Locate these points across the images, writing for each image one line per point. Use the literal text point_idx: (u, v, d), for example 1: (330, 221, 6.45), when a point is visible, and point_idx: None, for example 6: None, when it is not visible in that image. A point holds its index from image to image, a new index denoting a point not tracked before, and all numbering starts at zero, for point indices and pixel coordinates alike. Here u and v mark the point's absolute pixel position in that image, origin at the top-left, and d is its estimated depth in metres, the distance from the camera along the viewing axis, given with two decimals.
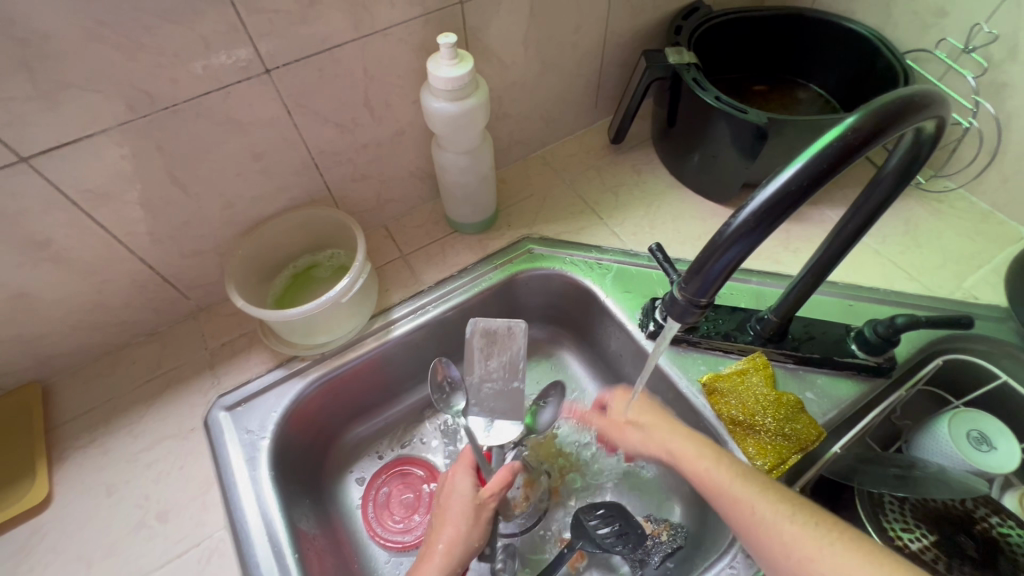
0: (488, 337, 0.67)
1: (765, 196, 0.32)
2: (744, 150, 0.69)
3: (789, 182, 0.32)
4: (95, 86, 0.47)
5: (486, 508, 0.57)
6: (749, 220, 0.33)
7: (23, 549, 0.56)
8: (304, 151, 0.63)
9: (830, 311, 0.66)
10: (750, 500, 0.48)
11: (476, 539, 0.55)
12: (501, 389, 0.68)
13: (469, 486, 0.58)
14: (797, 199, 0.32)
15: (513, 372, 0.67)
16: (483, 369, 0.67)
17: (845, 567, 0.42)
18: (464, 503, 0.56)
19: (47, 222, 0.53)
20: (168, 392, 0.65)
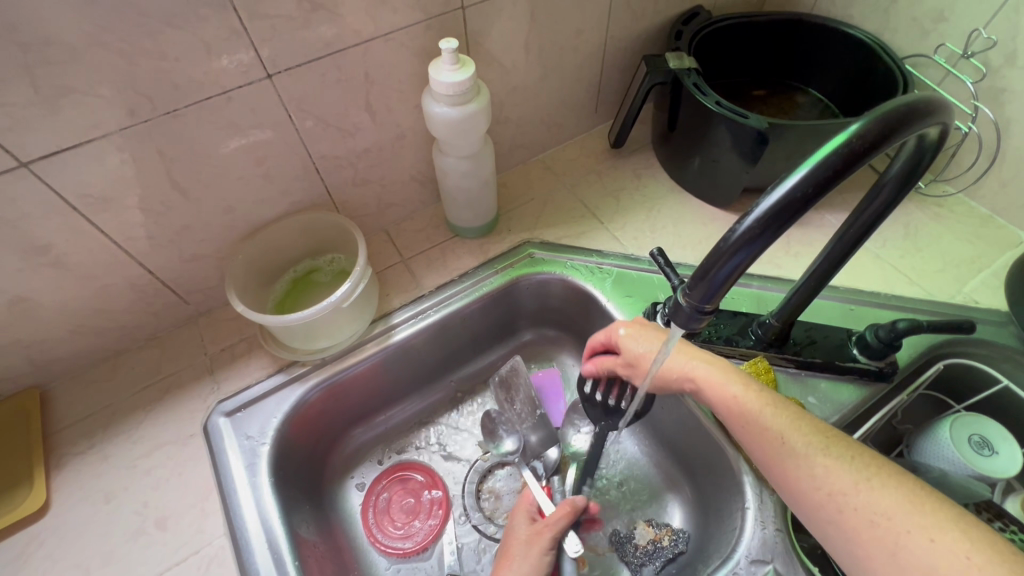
0: (504, 384, 0.73)
1: (769, 202, 0.32)
2: (744, 153, 0.69)
3: (794, 188, 0.31)
4: (96, 91, 0.47)
5: (544, 536, 0.57)
6: (754, 227, 0.32)
7: (21, 556, 0.55)
8: (304, 156, 0.63)
9: (830, 316, 0.66)
10: (784, 433, 0.45)
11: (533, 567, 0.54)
12: (532, 426, 0.72)
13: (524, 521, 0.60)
14: (801, 206, 0.32)
15: (535, 403, 0.72)
16: (512, 412, 0.73)
17: (879, 501, 0.39)
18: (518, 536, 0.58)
19: (46, 226, 0.53)
20: (168, 397, 0.65)
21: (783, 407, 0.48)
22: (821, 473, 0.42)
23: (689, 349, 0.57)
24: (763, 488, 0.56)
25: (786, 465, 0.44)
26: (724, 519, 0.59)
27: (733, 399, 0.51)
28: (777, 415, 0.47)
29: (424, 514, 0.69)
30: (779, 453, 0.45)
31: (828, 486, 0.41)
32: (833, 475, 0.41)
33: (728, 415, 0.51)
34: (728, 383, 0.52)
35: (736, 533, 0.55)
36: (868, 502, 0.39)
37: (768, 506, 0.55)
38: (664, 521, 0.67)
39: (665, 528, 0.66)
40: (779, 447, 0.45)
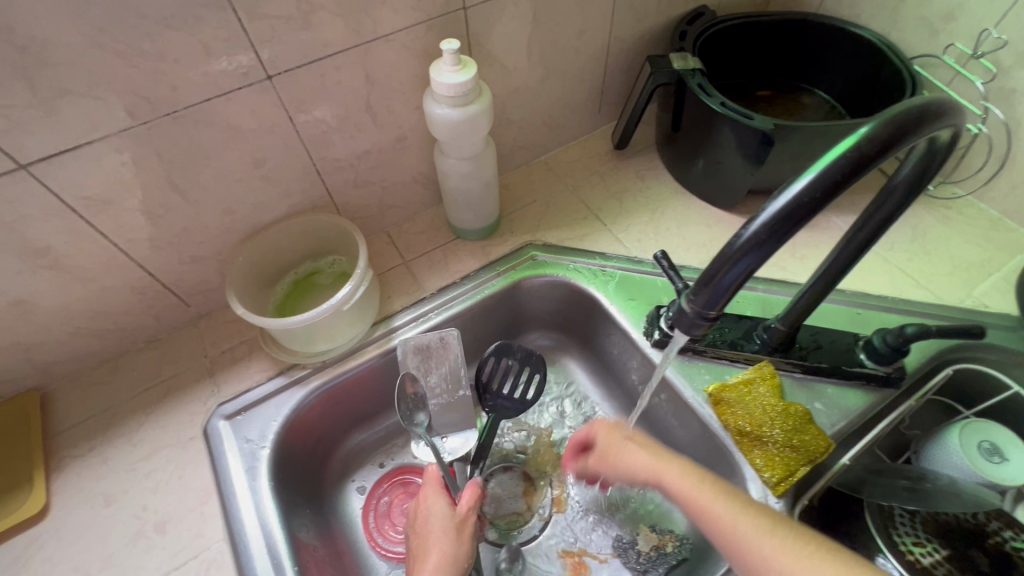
0: (423, 354, 0.66)
1: (777, 207, 0.31)
2: (749, 155, 0.68)
3: (801, 193, 0.31)
4: (95, 93, 0.47)
5: (466, 524, 0.56)
6: (760, 233, 0.32)
7: (20, 559, 0.55)
8: (305, 158, 0.63)
9: (837, 320, 0.65)
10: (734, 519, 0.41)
11: (465, 553, 0.54)
12: (445, 403, 0.68)
13: (444, 507, 0.57)
14: (810, 211, 0.31)
15: (456, 382, 0.68)
16: (427, 386, 0.67)
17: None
18: (443, 525, 0.55)
19: (46, 228, 0.53)
20: (168, 399, 0.64)
21: (726, 490, 0.44)
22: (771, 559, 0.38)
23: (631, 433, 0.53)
24: (769, 495, 0.55)
25: (744, 556, 0.40)
26: None
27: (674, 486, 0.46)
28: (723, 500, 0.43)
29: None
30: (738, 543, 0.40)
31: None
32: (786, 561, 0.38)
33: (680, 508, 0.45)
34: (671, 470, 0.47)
35: None
36: None
37: None
38: (668, 527, 0.66)
39: (669, 534, 0.65)
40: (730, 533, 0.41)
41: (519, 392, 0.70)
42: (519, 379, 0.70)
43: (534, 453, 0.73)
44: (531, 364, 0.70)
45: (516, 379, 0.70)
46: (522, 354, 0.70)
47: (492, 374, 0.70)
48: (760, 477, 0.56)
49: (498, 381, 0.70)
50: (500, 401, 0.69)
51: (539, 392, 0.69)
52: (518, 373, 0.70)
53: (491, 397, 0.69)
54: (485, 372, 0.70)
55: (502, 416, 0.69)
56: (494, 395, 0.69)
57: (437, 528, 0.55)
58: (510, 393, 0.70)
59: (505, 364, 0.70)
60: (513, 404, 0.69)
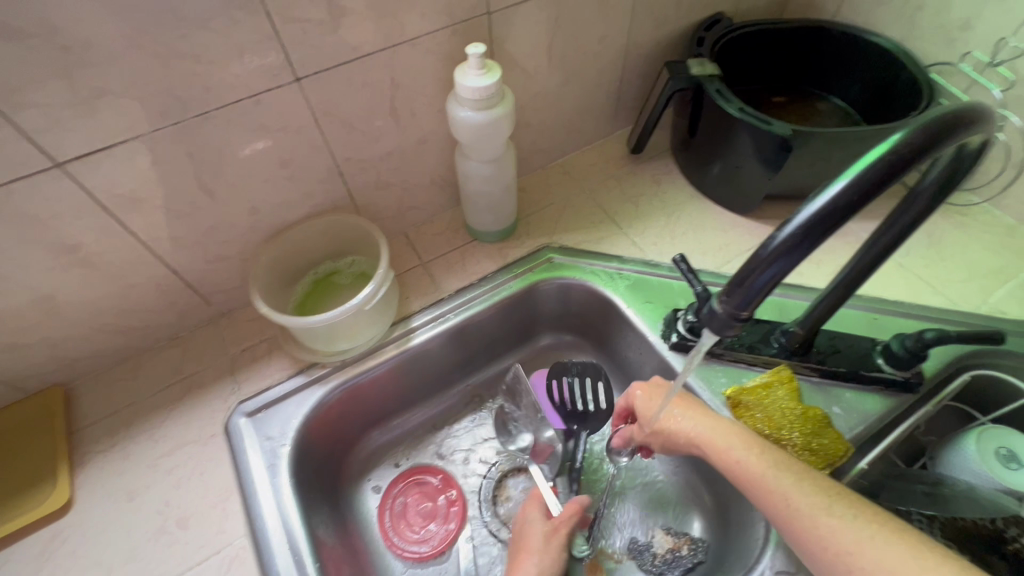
0: (510, 391, 0.72)
1: (813, 209, 0.32)
2: (767, 161, 0.69)
3: (836, 197, 0.31)
4: (130, 93, 0.48)
5: (558, 533, 0.59)
6: (794, 236, 0.32)
7: (44, 553, 0.55)
8: (330, 159, 0.64)
9: (854, 325, 0.65)
10: (789, 491, 0.46)
11: (552, 564, 0.56)
12: (538, 427, 0.70)
13: (541, 516, 0.61)
14: (844, 214, 0.32)
15: (535, 408, 0.69)
16: (514, 413, 0.72)
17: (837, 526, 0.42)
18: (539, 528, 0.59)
19: (77, 225, 0.53)
20: (190, 396, 0.65)
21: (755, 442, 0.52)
22: (829, 534, 0.42)
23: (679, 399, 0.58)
24: None
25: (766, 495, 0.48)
26: (746, 531, 0.59)
27: (717, 444, 0.53)
28: (781, 478, 0.48)
29: (442, 516, 0.69)
30: (786, 510, 0.45)
31: (835, 546, 0.41)
32: (822, 517, 0.43)
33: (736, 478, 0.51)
34: (731, 447, 0.53)
35: (760, 543, 0.55)
36: (834, 529, 0.42)
37: None
38: (682, 530, 0.67)
39: (684, 537, 0.65)
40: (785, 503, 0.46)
41: (592, 403, 0.71)
42: (586, 393, 0.71)
43: None
44: (589, 374, 0.72)
45: (586, 394, 0.71)
46: (578, 368, 0.73)
47: (569, 395, 0.71)
48: None
49: (572, 398, 0.71)
50: (581, 417, 0.71)
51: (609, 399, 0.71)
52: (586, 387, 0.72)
53: (579, 416, 0.71)
54: (557, 395, 0.72)
55: (589, 428, 0.71)
56: (574, 412, 0.71)
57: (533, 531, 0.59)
58: (592, 408, 0.71)
59: (569, 382, 0.72)
60: (596, 417, 0.71)
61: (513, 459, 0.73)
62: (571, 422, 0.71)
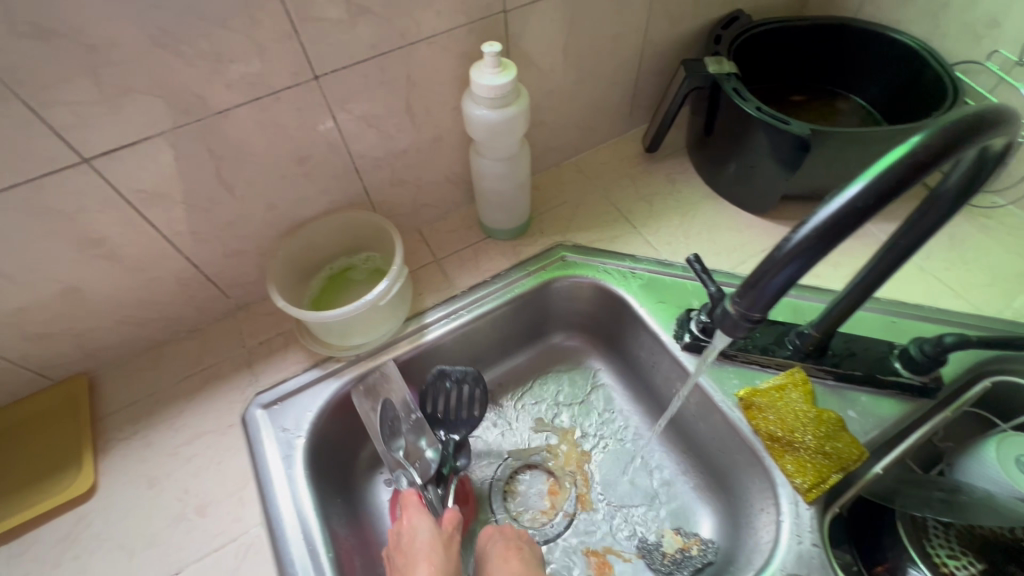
0: (369, 392, 0.66)
1: (829, 213, 0.32)
2: (784, 160, 0.68)
3: (853, 200, 0.31)
4: (155, 91, 0.49)
5: (450, 541, 0.57)
6: (809, 240, 0.32)
7: (69, 536, 0.57)
8: (346, 156, 0.64)
9: (871, 328, 0.64)
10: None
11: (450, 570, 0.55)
12: (411, 432, 0.68)
13: (430, 524, 0.57)
14: (861, 217, 0.31)
15: (406, 407, 0.67)
16: (382, 417, 0.66)
17: None
18: (429, 541, 0.56)
19: (102, 219, 0.55)
20: (208, 387, 0.67)
21: None
22: None
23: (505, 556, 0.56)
24: (799, 500, 0.55)
25: None
26: (757, 533, 0.58)
27: None
28: None
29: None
30: None
31: None
32: None
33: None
34: None
35: (771, 546, 0.55)
36: None
37: (806, 520, 0.54)
38: (692, 530, 0.67)
39: (693, 537, 0.65)
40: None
41: (464, 410, 0.69)
42: (462, 400, 0.69)
43: (558, 453, 0.74)
44: (470, 380, 0.69)
45: (458, 400, 0.69)
46: (459, 374, 0.69)
47: (444, 400, 0.69)
48: (790, 482, 0.55)
49: (439, 406, 0.69)
50: (452, 423, 0.69)
51: (482, 405, 0.69)
52: (461, 395, 0.69)
53: (442, 422, 0.69)
54: (430, 402, 0.69)
55: (460, 434, 0.69)
56: (441, 420, 0.69)
57: (424, 546, 0.55)
58: (461, 414, 0.69)
59: (446, 387, 0.69)
60: (467, 424, 0.69)
61: (525, 456, 0.74)
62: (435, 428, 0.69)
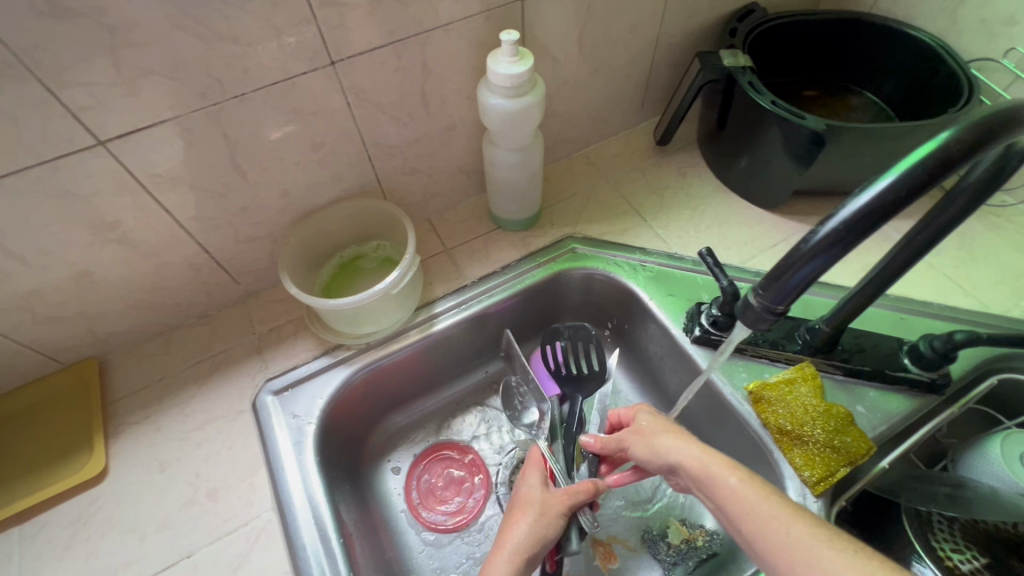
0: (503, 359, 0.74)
1: (857, 206, 0.33)
2: (798, 155, 0.68)
3: (879, 198, 0.32)
4: (172, 74, 0.49)
5: (552, 506, 0.54)
6: (833, 234, 0.33)
7: (81, 518, 0.58)
8: (359, 143, 0.64)
9: (881, 324, 0.65)
10: (787, 519, 0.38)
11: (545, 532, 0.53)
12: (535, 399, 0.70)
13: (540, 482, 0.57)
14: (884, 215, 0.32)
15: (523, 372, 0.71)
16: (513, 383, 0.72)
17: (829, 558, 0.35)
18: (535, 495, 0.55)
19: (116, 203, 0.55)
20: (218, 372, 0.67)
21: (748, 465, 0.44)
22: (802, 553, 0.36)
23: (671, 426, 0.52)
24: (807, 494, 0.55)
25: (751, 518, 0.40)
26: None
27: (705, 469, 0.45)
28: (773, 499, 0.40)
29: (467, 487, 0.71)
30: (778, 546, 0.38)
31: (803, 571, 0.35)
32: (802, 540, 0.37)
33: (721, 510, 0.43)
34: (722, 463, 0.45)
35: None
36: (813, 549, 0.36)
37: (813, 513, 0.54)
38: (697, 522, 0.67)
39: (699, 528, 0.66)
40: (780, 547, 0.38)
41: (585, 366, 0.72)
42: (580, 356, 0.72)
43: None
44: (582, 337, 0.73)
45: (577, 356, 0.72)
46: (570, 331, 0.73)
47: (564, 358, 0.72)
48: (798, 476, 0.56)
49: (565, 363, 0.72)
50: (576, 381, 0.71)
51: (599, 359, 0.71)
52: (577, 349, 0.72)
53: (571, 380, 0.71)
54: (553, 361, 0.72)
55: (586, 391, 0.71)
56: (568, 377, 0.71)
57: (528, 500, 0.55)
58: (583, 369, 0.71)
59: (560, 346, 0.73)
60: (594, 379, 0.71)
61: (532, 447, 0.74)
62: (568, 387, 0.71)
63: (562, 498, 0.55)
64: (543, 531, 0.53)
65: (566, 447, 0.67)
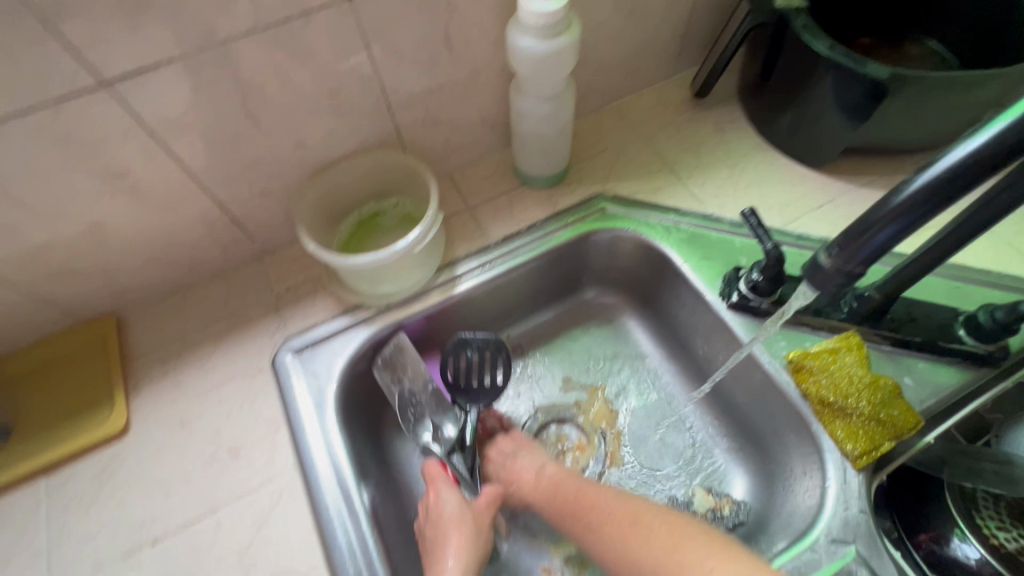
0: (389, 366, 0.65)
1: (943, 167, 0.31)
2: (850, 109, 0.63)
3: (969, 159, 0.30)
4: (177, 8, 0.45)
5: (478, 520, 0.57)
6: (916, 197, 0.32)
7: (104, 472, 0.58)
8: (378, 90, 0.60)
9: (935, 293, 0.60)
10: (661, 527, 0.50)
11: (475, 551, 0.54)
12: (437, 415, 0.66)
13: (457, 498, 0.57)
14: (979, 173, 0.30)
15: (423, 379, 0.65)
16: (401, 393, 0.65)
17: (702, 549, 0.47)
18: (456, 514, 0.56)
19: (125, 151, 0.52)
20: (236, 330, 0.65)
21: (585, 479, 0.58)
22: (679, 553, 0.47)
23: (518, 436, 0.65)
24: (848, 466, 0.53)
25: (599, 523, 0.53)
26: (796, 498, 0.57)
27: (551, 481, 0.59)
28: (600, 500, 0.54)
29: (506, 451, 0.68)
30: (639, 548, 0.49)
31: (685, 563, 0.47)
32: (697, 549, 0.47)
33: (598, 534, 0.53)
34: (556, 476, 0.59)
35: (812, 511, 0.53)
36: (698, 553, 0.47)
37: (854, 486, 0.52)
38: (724, 491, 0.65)
39: (726, 498, 0.65)
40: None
41: (488, 380, 0.67)
42: (482, 369, 0.67)
43: (588, 409, 0.72)
44: (492, 350, 0.66)
45: (480, 369, 0.66)
46: (480, 342, 0.66)
47: (465, 371, 0.66)
48: (839, 448, 0.53)
49: (460, 374, 0.66)
50: (472, 394, 0.67)
51: (506, 374, 0.66)
52: (483, 363, 0.66)
53: (464, 392, 0.67)
54: (449, 373, 0.66)
55: (483, 404, 0.67)
56: (461, 390, 0.67)
57: (451, 518, 0.55)
58: (481, 383, 0.67)
59: (464, 359, 0.66)
60: (488, 393, 0.67)
61: (555, 411, 0.72)
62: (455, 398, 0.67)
63: (484, 505, 0.58)
64: (474, 543, 0.55)
65: (466, 459, 0.64)
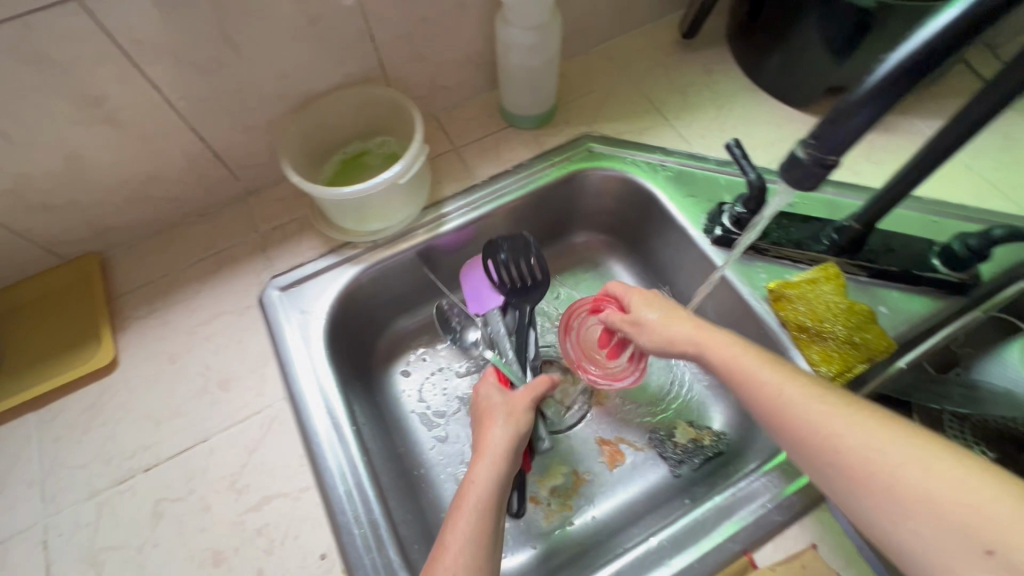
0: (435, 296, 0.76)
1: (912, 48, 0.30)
2: (835, 46, 0.62)
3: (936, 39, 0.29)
4: None
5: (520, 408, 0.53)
6: (888, 78, 0.31)
7: (95, 405, 0.58)
8: (360, 19, 0.58)
9: (911, 227, 0.62)
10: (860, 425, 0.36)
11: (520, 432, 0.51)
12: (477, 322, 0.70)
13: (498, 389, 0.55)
14: (940, 57, 0.30)
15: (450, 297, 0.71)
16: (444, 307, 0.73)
17: (920, 456, 0.33)
18: (500, 401, 0.54)
19: (99, 74, 0.50)
20: (223, 269, 0.65)
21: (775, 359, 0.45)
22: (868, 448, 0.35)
23: (650, 298, 0.55)
24: None
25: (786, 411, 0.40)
26: None
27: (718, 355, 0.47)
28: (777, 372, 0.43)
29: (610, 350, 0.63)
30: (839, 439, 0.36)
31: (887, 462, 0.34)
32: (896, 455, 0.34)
33: (790, 424, 0.40)
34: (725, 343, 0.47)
35: None
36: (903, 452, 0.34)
37: None
38: (705, 424, 0.68)
39: (706, 430, 0.67)
40: (896, 473, 0.33)
41: (529, 275, 0.67)
42: (521, 266, 0.67)
43: None
44: (521, 248, 0.66)
45: (523, 269, 0.67)
46: (508, 244, 0.66)
47: (506, 273, 0.67)
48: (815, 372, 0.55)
49: (502, 276, 0.67)
50: (522, 291, 0.68)
51: (542, 267, 0.67)
52: (520, 262, 0.66)
53: (514, 291, 0.68)
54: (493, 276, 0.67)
55: (533, 300, 0.68)
56: (511, 289, 0.67)
57: (494, 405, 0.53)
58: (529, 279, 0.67)
59: (499, 262, 0.66)
60: (538, 286, 0.68)
61: None
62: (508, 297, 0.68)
63: (524, 394, 0.54)
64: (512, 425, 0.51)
65: (519, 356, 0.64)
